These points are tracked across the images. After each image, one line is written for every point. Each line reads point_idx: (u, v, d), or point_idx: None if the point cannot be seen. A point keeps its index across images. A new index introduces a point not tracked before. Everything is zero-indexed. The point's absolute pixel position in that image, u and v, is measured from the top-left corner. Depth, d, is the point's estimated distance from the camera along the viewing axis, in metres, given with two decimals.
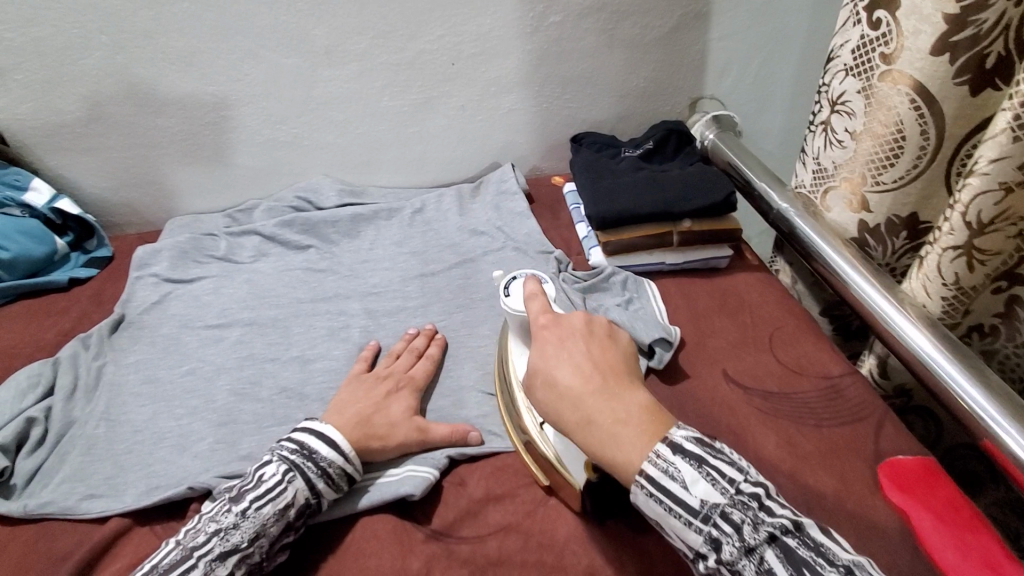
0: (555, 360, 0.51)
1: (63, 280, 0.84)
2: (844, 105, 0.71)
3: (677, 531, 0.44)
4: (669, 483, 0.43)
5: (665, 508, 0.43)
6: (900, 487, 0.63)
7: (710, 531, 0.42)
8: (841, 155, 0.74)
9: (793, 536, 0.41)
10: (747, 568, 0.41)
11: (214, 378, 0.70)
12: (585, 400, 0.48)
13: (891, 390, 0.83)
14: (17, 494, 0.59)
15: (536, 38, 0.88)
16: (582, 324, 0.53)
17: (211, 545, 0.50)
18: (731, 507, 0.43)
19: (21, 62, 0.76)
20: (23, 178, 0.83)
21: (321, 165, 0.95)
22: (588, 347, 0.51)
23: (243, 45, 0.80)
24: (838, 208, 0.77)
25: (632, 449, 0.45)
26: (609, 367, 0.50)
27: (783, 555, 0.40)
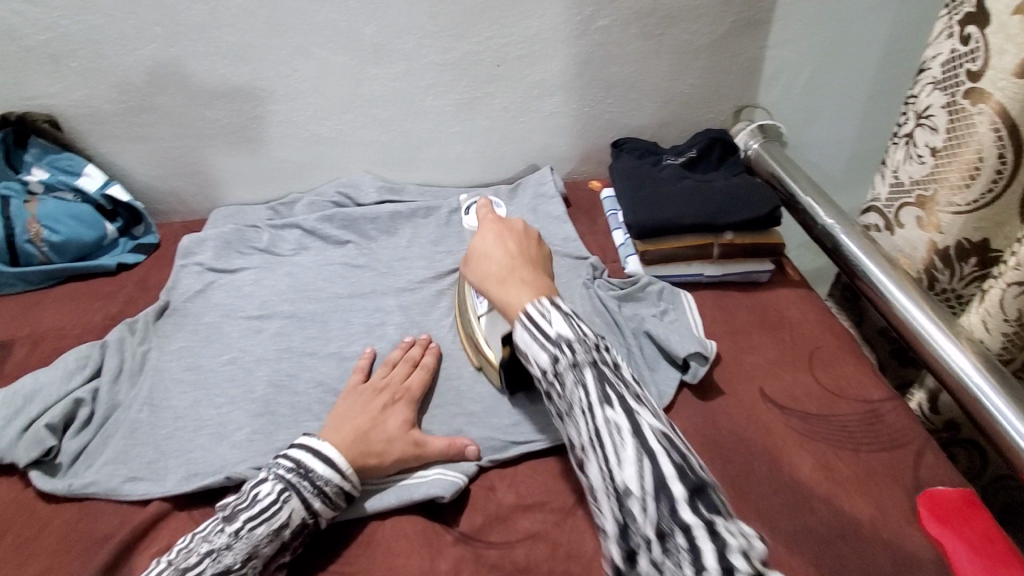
0: (489, 243, 0.64)
1: (111, 264, 0.86)
2: (928, 119, 0.70)
3: (533, 353, 0.51)
4: (538, 317, 0.51)
5: (530, 337, 0.51)
6: (938, 518, 0.60)
7: (553, 350, 0.49)
8: (918, 171, 0.72)
9: (612, 371, 0.48)
10: (568, 377, 0.48)
11: (254, 368, 0.71)
12: (503, 266, 0.60)
13: (938, 424, 0.83)
14: (63, 473, 0.61)
15: (582, 42, 0.88)
16: (519, 227, 0.66)
17: (203, 566, 0.49)
18: (579, 343, 0.49)
19: (81, 51, 0.78)
20: (76, 164, 0.85)
21: (362, 162, 0.95)
22: (518, 242, 0.64)
23: (294, 42, 0.81)
24: (909, 226, 0.76)
25: (521, 296, 0.55)
26: (527, 258, 0.62)
27: (599, 375, 0.47)
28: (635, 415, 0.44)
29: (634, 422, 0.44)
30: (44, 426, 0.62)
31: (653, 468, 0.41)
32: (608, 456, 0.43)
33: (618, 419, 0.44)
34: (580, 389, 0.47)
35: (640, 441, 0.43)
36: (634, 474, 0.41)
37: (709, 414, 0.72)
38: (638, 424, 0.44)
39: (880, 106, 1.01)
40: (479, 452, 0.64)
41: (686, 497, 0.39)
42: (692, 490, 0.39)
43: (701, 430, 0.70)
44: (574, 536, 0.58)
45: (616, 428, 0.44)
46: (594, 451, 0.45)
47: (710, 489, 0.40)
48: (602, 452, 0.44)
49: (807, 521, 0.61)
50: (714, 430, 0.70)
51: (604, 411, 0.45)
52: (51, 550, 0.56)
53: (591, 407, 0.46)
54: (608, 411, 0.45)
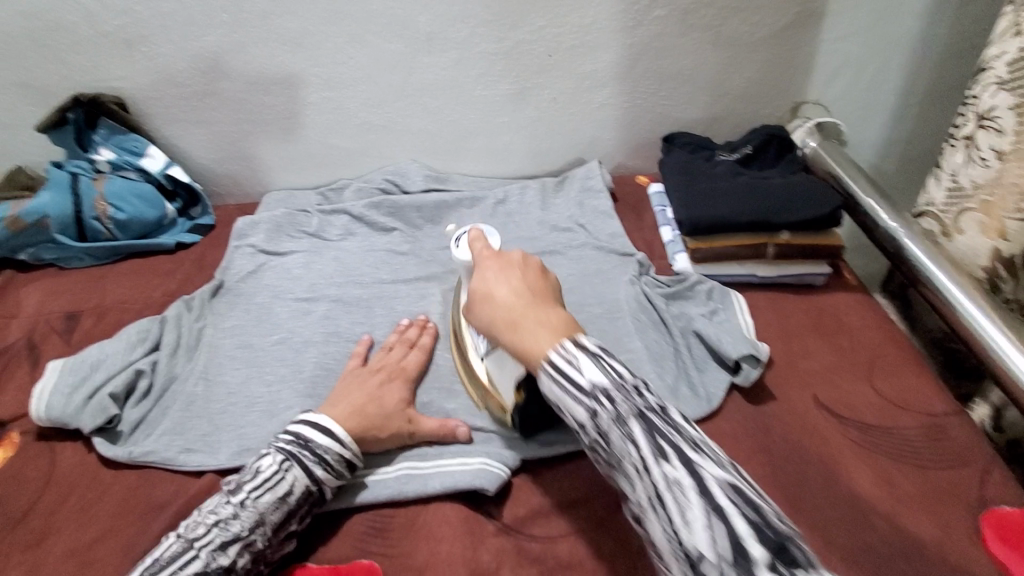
0: (494, 281, 0.56)
1: (170, 243, 0.89)
2: (991, 121, 0.67)
3: (566, 406, 0.47)
4: (565, 365, 0.46)
5: (562, 391, 0.47)
6: (1005, 541, 0.57)
7: (592, 405, 0.45)
8: (982, 174, 0.69)
9: (657, 415, 0.44)
10: (615, 434, 0.44)
11: (303, 349, 0.72)
12: (511, 305, 0.53)
13: (1000, 442, 0.79)
14: (124, 440, 0.64)
15: (637, 33, 0.86)
16: (521, 258, 0.58)
17: (212, 535, 0.50)
18: (615, 390, 0.45)
19: (148, 35, 0.81)
20: (141, 145, 0.89)
21: (410, 150, 0.96)
22: (524, 275, 0.56)
23: (351, 29, 0.82)
24: (970, 232, 0.72)
25: (544, 341, 0.48)
26: (536, 289, 0.55)
27: (646, 426, 0.43)
28: (697, 469, 0.40)
29: (698, 477, 0.40)
30: (108, 394, 0.64)
31: (727, 527, 0.37)
32: (672, 518, 0.40)
33: (674, 466, 0.41)
34: (629, 445, 0.43)
35: (707, 499, 0.39)
36: (707, 537, 0.38)
37: (759, 419, 0.69)
38: (704, 478, 0.40)
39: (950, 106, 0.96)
40: (469, 434, 0.64)
41: (766, 558, 0.36)
42: (772, 549, 0.36)
43: (750, 436, 0.68)
44: (618, 534, 0.56)
45: (678, 486, 0.40)
46: (653, 508, 0.42)
47: (791, 542, 0.37)
48: (663, 512, 0.41)
49: (865, 538, 0.58)
50: (765, 436, 0.68)
51: (661, 467, 0.41)
52: (112, 513, 0.59)
53: (643, 463, 0.42)
54: (664, 461, 0.41)
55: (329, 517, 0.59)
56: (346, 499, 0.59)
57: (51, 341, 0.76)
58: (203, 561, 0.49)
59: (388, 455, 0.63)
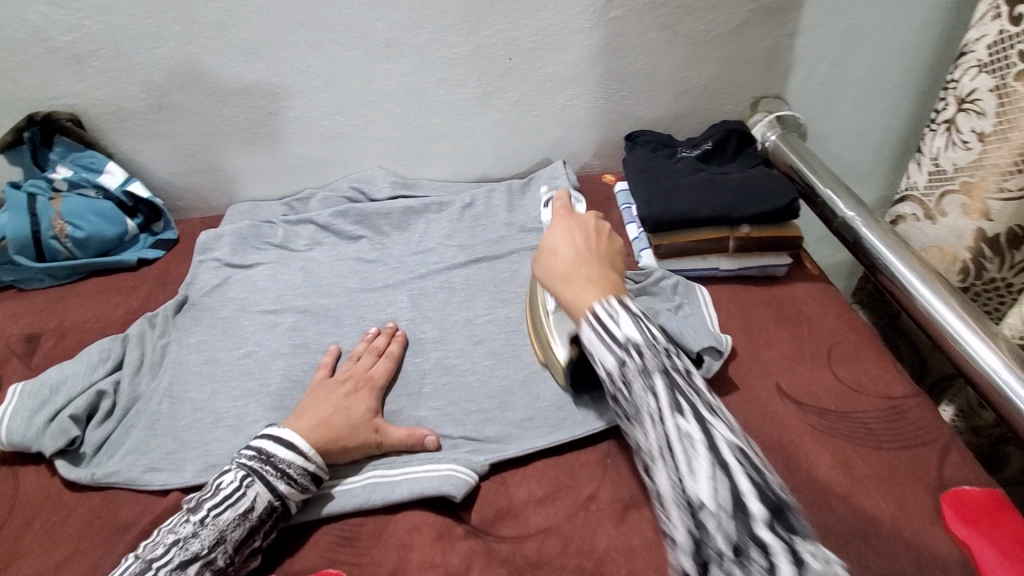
0: (559, 239, 0.62)
1: (132, 260, 0.89)
2: (972, 104, 0.69)
3: (598, 354, 0.49)
4: (606, 318, 0.49)
5: (597, 339, 0.49)
6: (965, 519, 0.59)
7: (621, 356, 0.47)
8: (965, 156, 0.71)
9: (682, 375, 0.45)
10: (637, 384, 0.45)
11: (269, 362, 0.72)
12: (573, 267, 0.57)
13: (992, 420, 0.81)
14: (86, 462, 0.63)
15: (595, 33, 0.86)
16: (592, 221, 0.64)
17: (170, 556, 0.50)
18: (647, 347, 0.46)
19: (99, 49, 0.80)
20: (98, 161, 0.87)
21: (376, 158, 0.96)
22: (591, 241, 0.61)
23: (309, 38, 0.82)
24: (953, 214, 0.74)
25: (589, 296, 0.52)
26: (596, 255, 0.59)
27: (670, 383, 0.44)
28: (709, 427, 0.41)
29: (709, 435, 0.40)
30: (68, 417, 0.64)
31: (731, 483, 0.38)
32: (678, 466, 0.40)
33: (691, 422, 0.41)
34: (650, 398, 0.44)
35: (715, 453, 0.39)
36: (710, 487, 0.38)
37: None
38: (715, 436, 0.40)
39: (903, 95, 0.98)
40: (438, 442, 0.65)
41: (765, 517, 0.36)
42: (772, 508, 0.37)
43: None
44: (588, 532, 0.57)
45: (688, 440, 0.41)
46: (663, 460, 0.42)
47: (790, 510, 0.37)
48: (670, 461, 0.41)
49: (827, 520, 0.60)
50: None
51: (676, 422, 0.42)
52: (73, 538, 0.58)
53: (659, 413, 0.43)
54: (681, 416, 0.42)
55: (297, 530, 0.59)
56: (313, 511, 0.59)
57: (12, 364, 0.75)
58: None
59: (356, 465, 0.63)
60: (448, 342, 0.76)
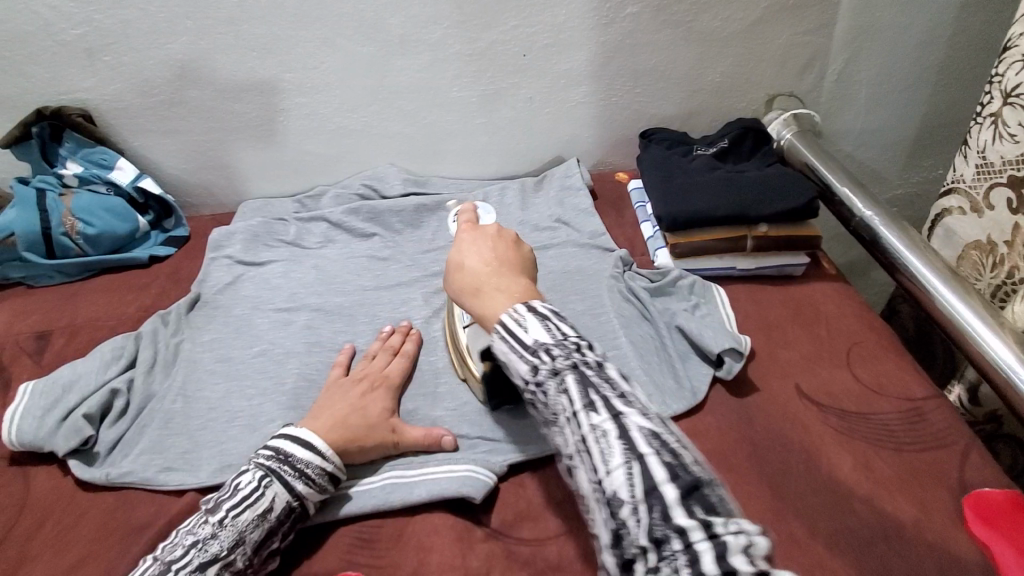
0: (465, 251, 0.55)
1: (143, 257, 0.88)
2: (1018, 98, 0.68)
3: (510, 361, 0.45)
4: (514, 325, 0.45)
5: (508, 348, 0.45)
6: (986, 522, 0.58)
7: (534, 361, 0.43)
8: (1011, 150, 0.70)
9: (592, 368, 0.42)
10: (550, 386, 0.42)
11: (284, 361, 0.71)
12: (482, 276, 0.52)
13: (980, 415, 0.81)
14: (100, 462, 0.62)
15: (611, 30, 0.86)
16: (496, 229, 0.58)
17: (189, 557, 0.49)
18: (556, 347, 0.43)
19: (110, 44, 0.79)
20: (109, 157, 0.87)
21: (388, 155, 0.95)
22: (499, 247, 0.56)
23: (322, 34, 0.81)
24: (998, 208, 0.74)
25: (498, 305, 0.49)
26: (507, 260, 0.54)
27: (580, 379, 0.42)
28: (621, 417, 0.39)
29: (621, 424, 0.39)
30: (82, 415, 0.63)
31: (642, 470, 0.37)
32: (595, 465, 0.39)
33: (602, 417, 0.40)
34: (562, 397, 0.42)
35: (627, 443, 0.38)
36: (622, 478, 0.37)
37: (742, 411, 0.69)
38: (627, 427, 0.39)
39: (918, 93, 0.97)
40: (455, 442, 0.64)
41: (677, 497, 0.36)
42: (686, 490, 0.36)
43: (734, 427, 0.68)
44: None
45: (604, 434, 0.39)
46: (581, 459, 0.40)
47: (704, 485, 0.36)
48: (588, 460, 0.39)
49: (848, 522, 0.59)
50: (748, 426, 0.68)
51: (588, 418, 0.40)
52: (88, 538, 0.57)
53: (573, 412, 0.41)
54: (593, 412, 0.40)
55: (315, 531, 0.58)
56: (331, 512, 0.58)
57: (22, 363, 0.74)
58: None
59: (374, 465, 0.62)
60: None
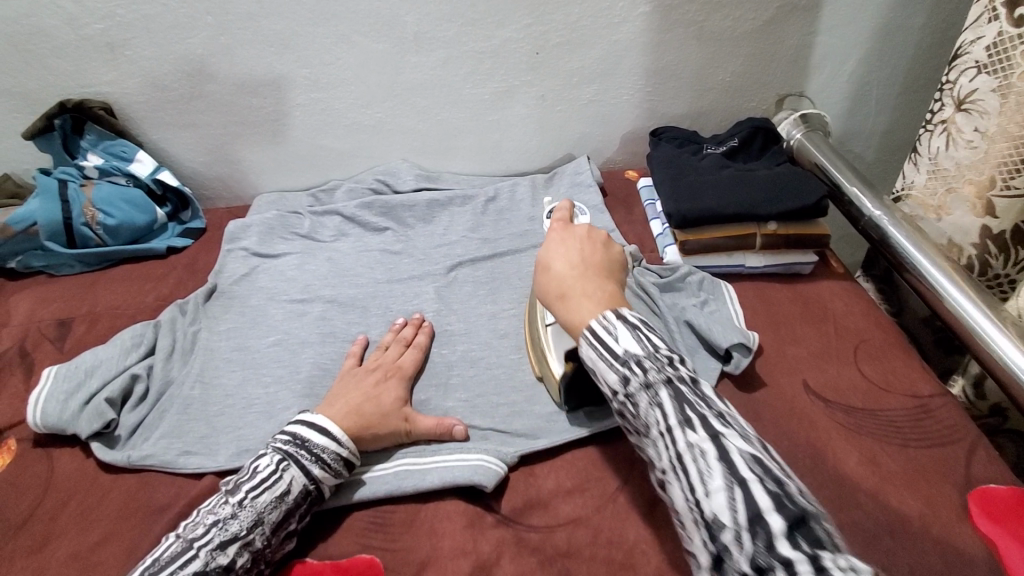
0: (555, 250, 0.57)
1: (161, 248, 0.89)
2: (973, 104, 0.70)
3: (600, 370, 0.49)
4: (604, 333, 0.49)
5: (596, 355, 0.49)
6: (991, 517, 0.59)
7: (625, 371, 0.47)
8: (968, 156, 0.71)
9: (687, 385, 0.45)
10: (642, 399, 0.46)
11: (299, 350, 0.72)
12: (568, 278, 0.54)
13: (983, 409, 0.82)
14: (121, 445, 0.64)
15: (623, 29, 0.87)
16: (586, 232, 0.59)
17: (211, 535, 0.50)
18: (647, 359, 0.46)
19: (133, 38, 0.81)
20: (129, 150, 0.88)
21: (400, 150, 0.96)
22: (585, 250, 0.57)
23: (338, 30, 0.82)
24: (957, 212, 0.75)
25: (584, 311, 0.51)
26: (594, 265, 0.55)
27: (674, 394, 0.44)
28: (720, 437, 0.41)
29: (720, 445, 0.41)
30: (104, 400, 0.64)
31: (746, 495, 0.38)
32: (693, 483, 0.41)
33: (700, 435, 0.42)
34: (656, 410, 0.44)
35: (729, 467, 0.40)
36: (725, 503, 0.39)
37: (751, 406, 0.70)
38: (725, 445, 0.41)
39: (926, 95, 0.98)
40: (466, 432, 0.65)
41: (785, 530, 0.36)
42: (794, 520, 0.37)
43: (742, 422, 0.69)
44: (617, 521, 0.57)
45: (702, 453, 0.41)
46: (676, 475, 0.42)
47: (811, 520, 0.37)
48: (684, 478, 0.41)
49: (855, 515, 0.60)
50: (756, 421, 0.69)
51: (685, 435, 0.42)
52: (110, 518, 0.59)
53: (667, 425, 0.43)
54: (689, 429, 0.42)
55: (330, 515, 0.59)
56: (344, 497, 0.59)
57: (44, 348, 0.76)
58: (202, 561, 0.49)
59: (387, 452, 0.63)
60: (474, 335, 0.76)
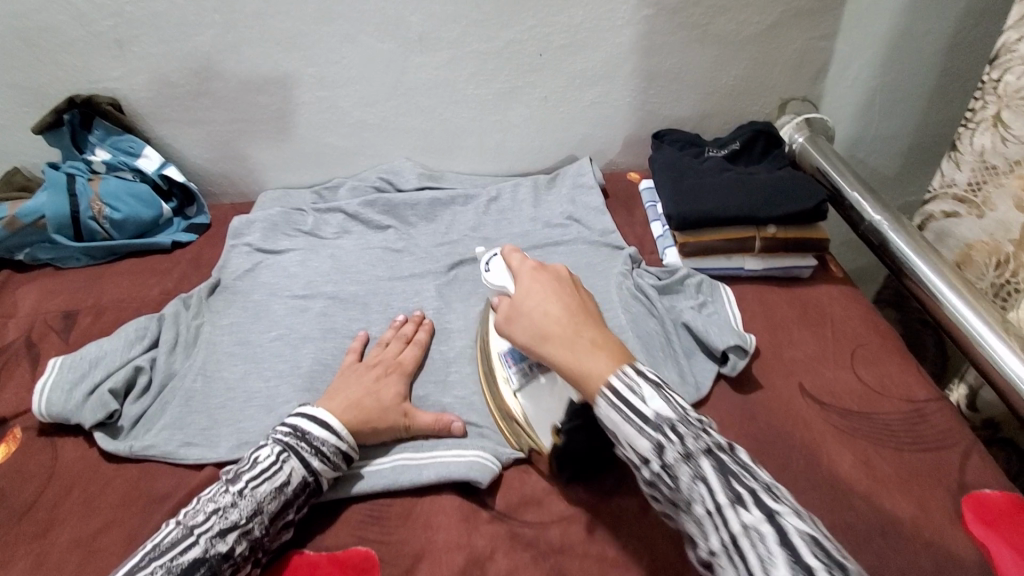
0: (542, 298, 0.57)
1: (166, 243, 0.91)
2: (1021, 100, 0.67)
3: (629, 437, 0.46)
4: (627, 393, 0.47)
5: (621, 417, 0.47)
6: (983, 521, 0.59)
7: (658, 437, 0.45)
8: (1018, 151, 0.69)
9: (727, 454, 0.44)
10: (684, 471, 0.44)
11: (300, 345, 0.73)
12: (565, 325, 0.54)
13: (978, 421, 0.82)
14: (123, 436, 0.65)
15: (626, 31, 0.87)
16: (566, 274, 0.60)
17: (210, 523, 0.51)
18: (680, 424, 0.45)
19: (141, 35, 0.82)
20: (136, 145, 0.90)
21: (404, 149, 0.97)
22: (570, 294, 0.57)
23: (344, 29, 0.83)
24: (1002, 207, 0.73)
25: (600, 362, 0.50)
26: (581, 308, 0.56)
27: (718, 466, 0.43)
28: (776, 516, 0.40)
29: (777, 524, 0.40)
30: (108, 390, 0.66)
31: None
32: (753, 566, 0.39)
33: (753, 512, 0.41)
34: (700, 484, 0.43)
35: (790, 550, 0.39)
36: None
37: (746, 407, 0.71)
38: (780, 523, 0.40)
39: (932, 102, 0.98)
40: (464, 429, 0.65)
41: None
42: None
43: (736, 423, 0.69)
44: (610, 518, 0.58)
45: (758, 533, 0.40)
46: (729, 561, 0.41)
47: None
48: (741, 560, 0.40)
49: (845, 516, 0.60)
50: (751, 423, 0.69)
51: (737, 512, 0.41)
52: (111, 507, 0.60)
53: (715, 503, 0.42)
54: (741, 507, 0.41)
55: (327, 508, 0.60)
56: (342, 489, 0.60)
57: (50, 340, 0.77)
58: (202, 547, 0.50)
59: (385, 447, 0.64)
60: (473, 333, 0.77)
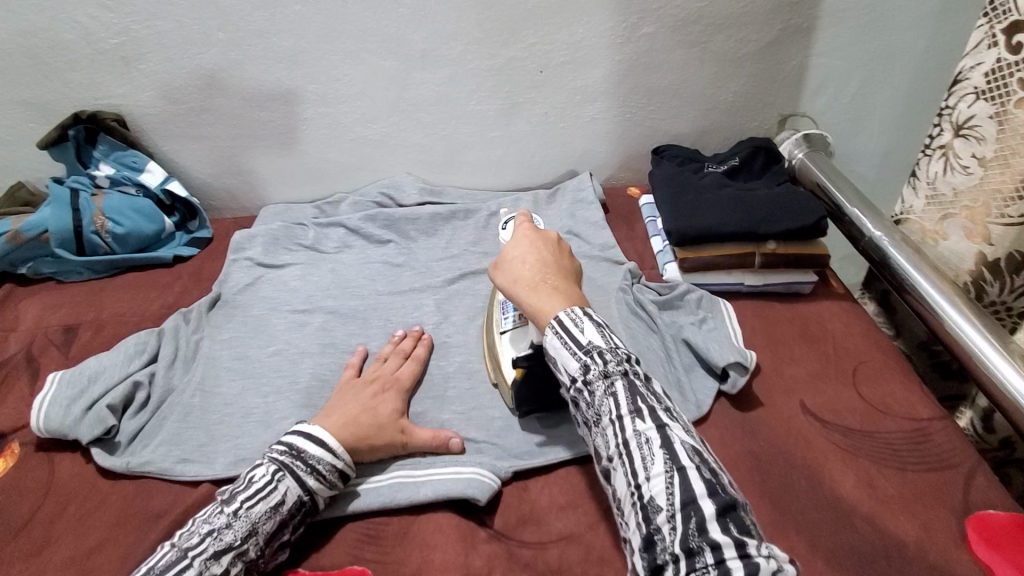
0: (524, 251, 0.63)
1: (167, 257, 0.91)
2: (970, 130, 0.71)
3: (563, 359, 0.54)
4: (571, 324, 0.55)
5: (561, 344, 0.54)
6: (989, 544, 0.58)
7: (586, 360, 0.53)
8: (963, 182, 0.73)
9: (639, 381, 0.52)
10: (600, 389, 0.52)
11: (299, 361, 0.73)
12: (538, 275, 0.60)
13: (994, 442, 0.82)
14: (120, 452, 0.65)
15: (626, 49, 0.88)
16: (556, 239, 0.65)
17: (205, 545, 0.51)
18: (609, 353, 0.53)
19: (147, 53, 0.83)
20: (139, 160, 0.90)
21: (405, 164, 0.98)
22: (553, 253, 0.64)
23: (346, 47, 0.84)
24: (955, 236, 0.77)
25: (555, 305, 0.58)
26: (558, 266, 0.62)
27: (630, 388, 0.51)
28: (665, 429, 0.49)
29: (664, 435, 0.48)
30: (106, 406, 0.65)
31: (682, 480, 0.46)
32: (636, 465, 0.48)
33: (647, 424, 0.49)
34: (609, 399, 0.51)
35: (669, 454, 0.47)
36: (663, 484, 0.46)
37: (746, 425, 0.70)
38: (668, 437, 0.48)
39: (925, 120, 1.00)
40: (462, 445, 0.65)
41: (713, 513, 0.44)
42: (720, 507, 0.44)
43: (737, 442, 0.69)
44: (609, 539, 0.57)
45: (649, 442, 0.48)
46: (622, 461, 0.49)
47: (733, 503, 0.45)
48: (630, 460, 0.48)
49: (849, 539, 0.59)
50: (751, 441, 0.69)
51: (634, 422, 0.49)
52: (106, 525, 0.59)
53: (619, 414, 0.50)
54: (639, 419, 0.49)
55: (324, 526, 0.60)
56: (338, 508, 0.60)
57: (50, 354, 0.78)
58: (196, 570, 0.49)
59: (382, 464, 0.64)
60: (472, 347, 0.77)
